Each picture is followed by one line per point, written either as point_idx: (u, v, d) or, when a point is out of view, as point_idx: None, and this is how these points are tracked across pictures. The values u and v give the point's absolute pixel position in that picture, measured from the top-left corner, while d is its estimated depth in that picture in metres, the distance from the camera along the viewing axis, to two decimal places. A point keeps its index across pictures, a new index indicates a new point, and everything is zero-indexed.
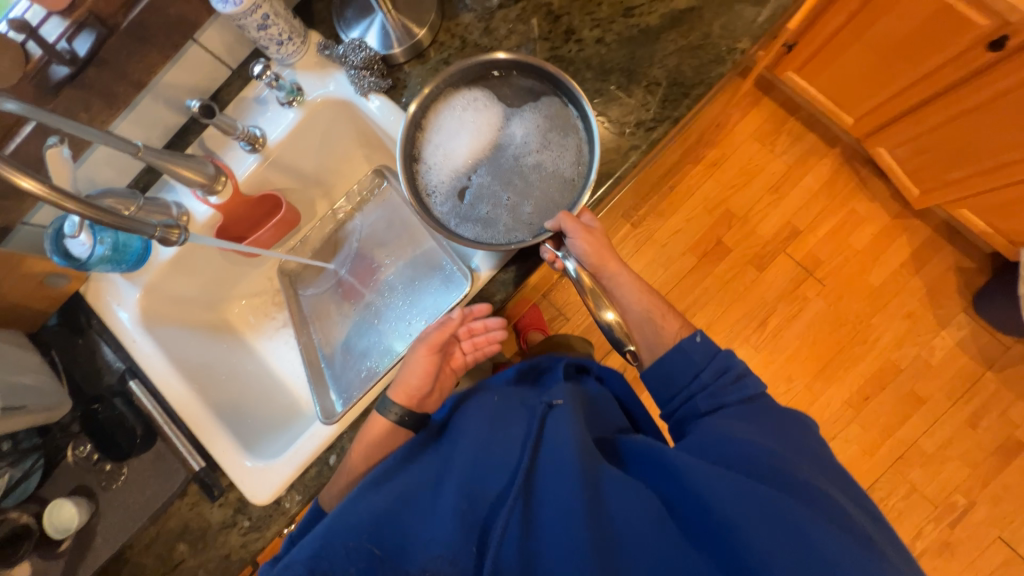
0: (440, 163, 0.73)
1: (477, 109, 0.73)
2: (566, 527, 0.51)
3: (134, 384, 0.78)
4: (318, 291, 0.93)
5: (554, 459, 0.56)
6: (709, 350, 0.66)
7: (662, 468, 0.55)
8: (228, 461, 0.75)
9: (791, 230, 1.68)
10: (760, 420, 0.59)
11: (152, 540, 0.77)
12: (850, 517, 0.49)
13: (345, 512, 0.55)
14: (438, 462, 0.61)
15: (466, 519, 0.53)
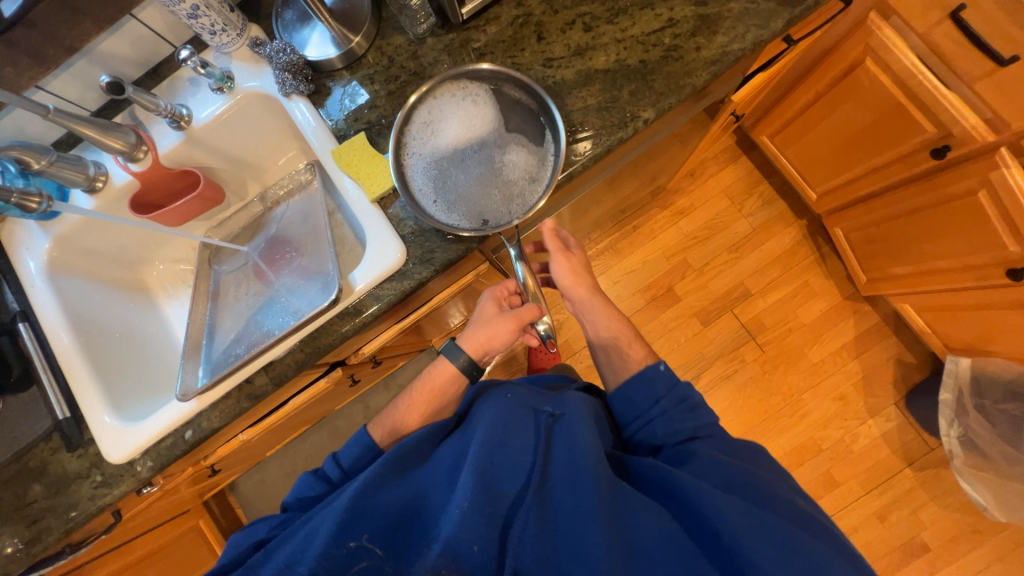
0: (431, 129, 0.74)
1: (470, 112, 0.74)
2: (580, 520, 0.58)
3: (23, 328, 0.82)
4: (229, 269, 0.96)
5: (563, 464, 0.63)
6: (670, 380, 0.75)
7: (664, 484, 0.63)
8: (92, 416, 0.79)
9: (742, 291, 1.69)
10: (737, 452, 0.69)
11: (12, 476, 0.81)
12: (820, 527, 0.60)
13: (359, 509, 0.59)
14: (444, 465, 0.66)
15: (477, 520, 0.58)
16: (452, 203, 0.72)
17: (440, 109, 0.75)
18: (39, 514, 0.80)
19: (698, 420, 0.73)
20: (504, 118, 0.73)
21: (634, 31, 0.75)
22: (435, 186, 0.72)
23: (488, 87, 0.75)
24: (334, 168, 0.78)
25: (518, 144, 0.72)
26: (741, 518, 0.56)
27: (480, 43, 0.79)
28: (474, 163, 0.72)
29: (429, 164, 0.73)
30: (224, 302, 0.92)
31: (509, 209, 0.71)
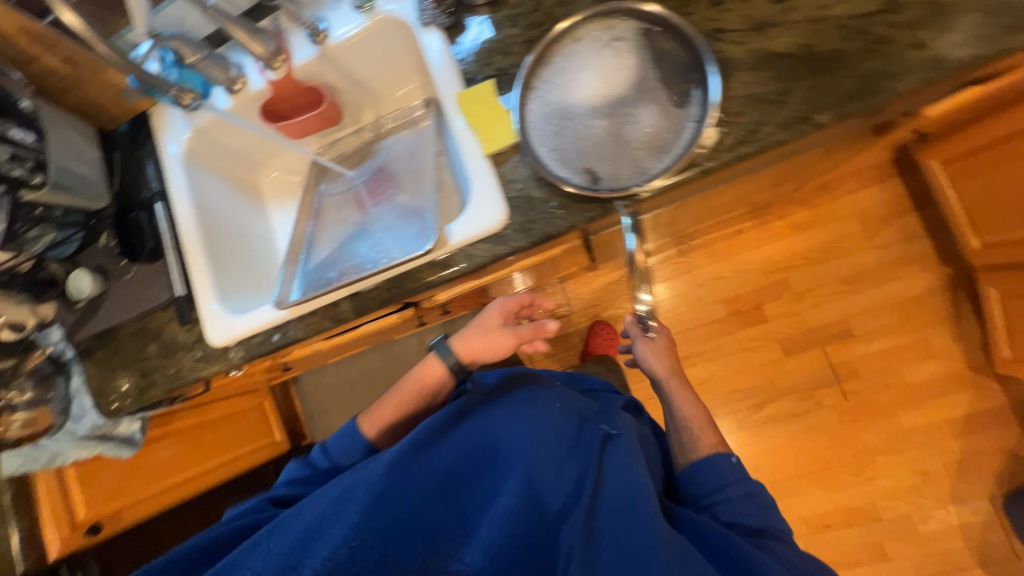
0: (559, 73, 0.68)
1: (612, 54, 0.66)
2: (625, 559, 0.57)
3: (159, 207, 0.91)
4: (332, 191, 0.99)
5: (611, 495, 0.62)
6: (738, 473, 0.72)
7: (719, 547, 0.61)
8: (202, 300, 0.87)
9: (843, 329, 1.50)
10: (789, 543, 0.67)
11: (135, 332, 0.94)
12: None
13: (384, 496, 0.60)
14: (477, 454, 0.65)
15: (516, 526, 0.59)
16: (569, 157, 0.66)
17: (580, 48, 0.68)
18: (151, 369, 0.93)
19: (755, 504, 0.70)
20: (651, 66, 0.65)
21: (838, 10, 0.62)
22: (558, 134, 0.67)
23: (638, 29, 0.66)
24: (454, 112, 0.75)
25: (662, 98, 0.64)
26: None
27: None
28: (602, 115, 0.65)
29: (551, 110, 0.68)
30: (322, 224, 0.95)
31: (632, 173, 0.64)
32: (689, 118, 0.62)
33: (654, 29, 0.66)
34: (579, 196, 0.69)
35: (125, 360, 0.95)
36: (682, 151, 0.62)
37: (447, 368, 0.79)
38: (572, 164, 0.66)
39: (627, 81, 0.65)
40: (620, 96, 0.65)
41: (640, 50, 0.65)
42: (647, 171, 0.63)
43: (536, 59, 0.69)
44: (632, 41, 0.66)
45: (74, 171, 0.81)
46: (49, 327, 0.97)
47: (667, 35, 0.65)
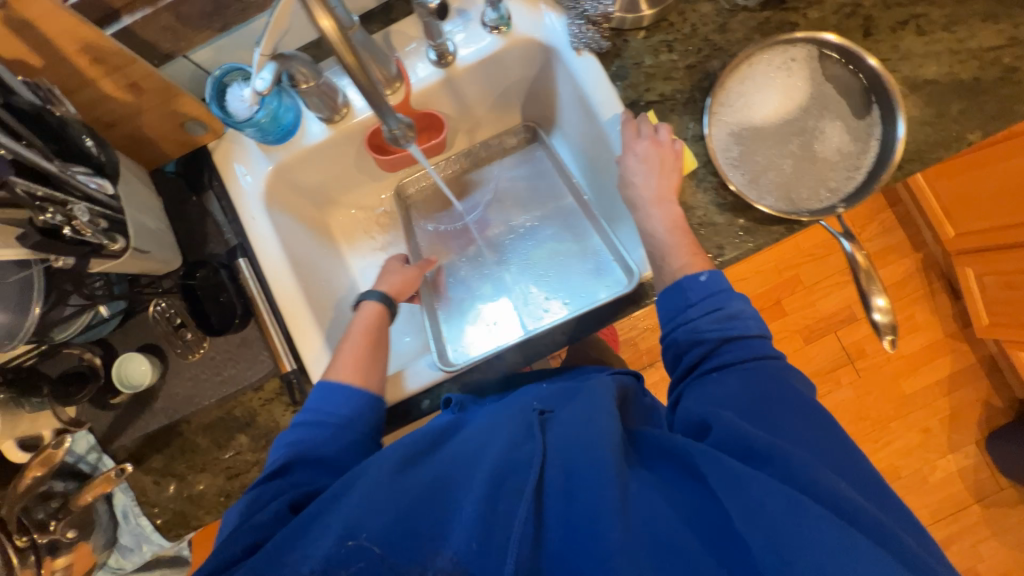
0: (738, 100, 0.70)
1: (786, 81, 0.70)
2: (586, 507, 0.43)
3: (243, 263, 0.73)
4: (437, 228, 0.92)
5: (563, 448, 0.48)
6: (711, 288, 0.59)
7: (679, 459, 0.49)
8: (319, 372, 0.71)
9: (848, 314, 1.69)
10: (791, 413, 0.51)
11: (214, 422, 0.74)
12: (858, 514, 0.43)
13: (364, 499, 0.46)
14: (456, 460, 0.50)
15: (479, 497, 0.44)
16: (761, 181, 0.69)
17: (754, 75, 0.70)
18: (243, 467, 0.73)
19: (731, 388, 0.54)
20: (825, 94, 0.70)
21: (972, 44, 0.70)
22: (747, 160, 0.69)
23: (808, 56, 0.70)
24: (616, 137, 0.72)
25: (844, 124, 0.69)
26: (752, 490, 0.43)
27: (799, 26, 0.72)
28: (786, 144, 0.69)
29: (734, 137, 0.70)
30: (446, 265, 0.89)
31: (826, 195, 0.68)
32: (872, 142, 0.68)
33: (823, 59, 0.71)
34: (768, 220, 0.68)
35: (200, 461, 0.74)
36: (885, 170, 0.64)
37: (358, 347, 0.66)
38: (765, 187, 0.69)
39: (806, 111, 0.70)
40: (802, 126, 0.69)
41: (814, 81, 0.70)
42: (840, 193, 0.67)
43: (717, 86, 0.69)
44: (804, 71, 0.70)
45: (146, 225, 0.61)
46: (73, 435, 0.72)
47: (837, 66, 0.70)
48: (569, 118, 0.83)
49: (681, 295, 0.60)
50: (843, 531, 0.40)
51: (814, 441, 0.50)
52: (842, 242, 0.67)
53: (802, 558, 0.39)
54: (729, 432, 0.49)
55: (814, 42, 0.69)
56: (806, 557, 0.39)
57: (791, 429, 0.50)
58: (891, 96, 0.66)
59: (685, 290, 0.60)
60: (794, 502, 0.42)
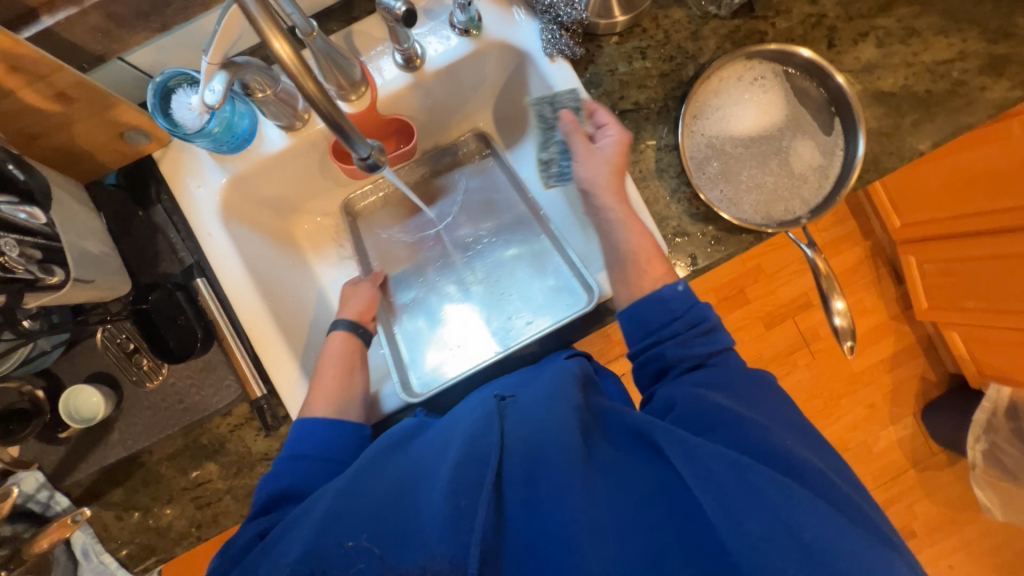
0: (711, 111, 0.72)
1: (756, 94, 0.72)
2: (554, 488, 0.44)
3: (202, 283, 0.69)
4: (406, 236, 0.88)
5: (525, 437, 0.48)
6: (687, 300, 0.61)
7: (643, 436, 0.49)
8: (292, 395, 0.69)
9: (807, 300, 1.77)
10: (741, 392, 0.55)
11: (179, 451, 0.70)
12: (797, 467, 0.47)
13: (341, 505, 0.44)
14: (424, 456, 0.50)
15: (455, 488, 0.43)
16: (732, 193, 0.71)
17: (727, 91, 0.72)
18: (214, 496, 0.71)
19: (687, 374, 0.57)
20: (794, 110, 0.72)
21: (925, 57, 0.73)
22: (722, 176, 0.71)
23: (777, 71, 0.72)
24: (591, 147, 0.71)
25: (812, 140, 0.72)
26: (701, 455, 0.45)
27: (767, 35, 0.73)
28: (754, 155, 0.72)
29: (707, 148, 0.72)
30: (406, 285, 0.85)
31: (792, 206, 0.71)
32: (834, 155, 0.71)
33: (790, 70, 0.72)
34: (737, 228, 0.70)
35: (166, 492, 0.70)
36: (845, 183, 0.68)
37: (326, 390, 0.64)
38: (736, 199, 0.71)
39: (772, 123, 0.72)
40: (770, 138, 0.72)
41: (781, 94, 0.72)
42: (803, 205, 0.71)
43: (692, 103, 0.70)
44: (771, 83, 0.72)
45: (86, 251, 0.56)
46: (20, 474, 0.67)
47: (804, 78, 0.72)
48: (543, 123, 0.81)
49: (659, 304, 0.61)
50: (782, 485, 0.43)
51: (761, 410, 0.53)
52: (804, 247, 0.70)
53: (748, 515, 0.42)
54: (684, 406, 0.53)
55: (781, 59, 0.72)
56: (750, 513, 0.42)
57: (742, 401, 0.54)
58: (853, 111, 0.68)
59: (664, 301, 0.61)
60: (739, 462, 0.45)
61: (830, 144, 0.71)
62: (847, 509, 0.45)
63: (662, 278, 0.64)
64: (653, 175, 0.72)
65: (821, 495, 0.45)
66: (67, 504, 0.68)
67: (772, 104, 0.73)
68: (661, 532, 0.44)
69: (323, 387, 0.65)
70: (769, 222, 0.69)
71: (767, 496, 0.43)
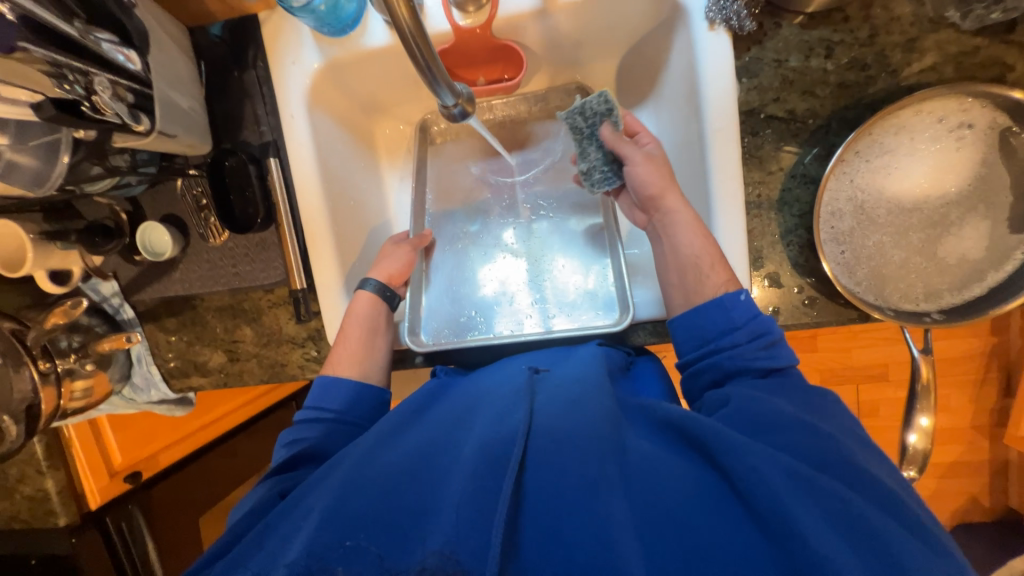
0: (880, 150, 0.56)
1: (950, 146, 0.55)
2: (582, 475, 0.42)
3: (272, 163, 0.69)
4: (481, 174, 0.83)
5: (553, 420, 0.47)
6: (750, 310, 0.54)
7: (683, 433, 0.46)
8: (327, 297, 0.71)
9: (881, 372, 1.50)
10: (806, 398, 0.49)
11: (225, 306, 0.77)
12: (867, 480, 0.41)
13: (356, 475, 0.45)
14: (441, 430, 0.51)
15: (474, 470, 0.43)
16: (855, 258, 0.58)
17: (915, 131, 0.55)
18: (243, 355, 0.78)
19: (741, 370, 0.52)
20: (988, 185, 0.55)
21: None
22: (856, 235, 0.58)
23: (996, 128, 0.53)
24: (713, 149, 0.59)
25: (991, 230, 0.55)
26: (751, 457, 0.40)
27: (1011, 71, 0.54)
28: (908, 222, 0.57)
29: (851, 194, 0.57)
30: (450, 228, 0.80)
31: (920, 300, 0.57)
32: (1014, 258, 0.54)
33: (1019, 130, 0.53)
34: (840, 297, 0.59)
35: (209, 337, 0.79)
36: (1004, 303, 0.53)
37: (352, 353, 0.65)
38: (856, 266, 0.58)
39: (953, 191, 0.56)
40: (939, 208, 0.56)
41: (987, 158, 0.54)
42: (937, 306, 0.56)
43: (864, 135, 0.55)
44: (980, 140, 0.54)
45: (175, 104, 0.57)
46: (97, 280, 0.77)
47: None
48: (670, 99, 0.69)
49: (719, 307, 0.55)
50: (844, 502, 0.39)
51: (832, 423, 0.47)
52: (914, 346, 0.57)
53: (808, 521, 0.37)
54: (741, 409, 0.47)
55: (1018, 112, 0.52)
56: (813, 523, 0.37)
57: (809, 408, 0.48)
58: None
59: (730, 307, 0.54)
60: (793, 470, 0.40)
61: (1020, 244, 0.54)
62: (932, 542, 0.38)
63: (725, 286, 0.57)
64: (771, 206, 0.61)
65: (893, 514, 0.39)
66: (132, 316, 0.78)
67: (968, 166, 0.55)
68: (712, 533, 0.38)
69: (348, 346, 0.65)
70: (882, 307, 0.56)
71: (826, 507, 0.38)
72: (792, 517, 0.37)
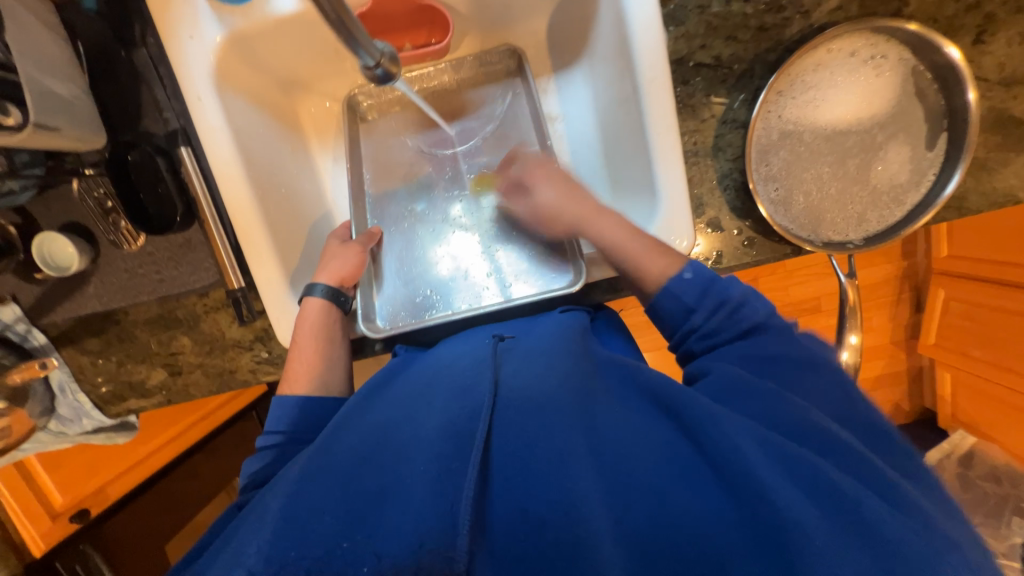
0: (800, 91, 0.60)
1: (859, 81, 0.59)
2: (556, 439, 0.42)
3: (186, 153, 0.62)
4: (421, 146, 0.79)
5: (522, 389, 0.47)
6: (703, 281, 0.57)
7: (660, 401, 0.48)
8: (270, 294, 0.66)
9: (815, 305, 1.64)
10: (782, 370, 0.50)
11: (155, 318, 0.70)
12: (835, 444, 0.42)
13: (314, 467, 0.43)
14: (402, 413, 0.49)
15: (444, 443, 0.42)
16: (786, 197, 0.62)
17: (829, 69, 0.59)
18: (185, 367, 0.72)
19: (732, 338, 0.54)
20: (898, 116, 0.60)
21: None
22: (785, 174, 0.61)
23: (905, 63, 0.59)
24: (647, 101, 0.60)
25: (902, 158, 0.60)
26: (725, 424, 0.43)
27: (907, 6, 0.58)
28: (829, 157, 0.61)
29: (777, 137, 0.61)
30: (395, 208, 0.77)
31: (845, 228, 0.62)
32: (921, 181, 0.60)
33: (914, 63, 0.58)
34: (776, 235, 0.63)
35: (141, 353, 0.72)
36: (918, 220, 0.58)
37: (311, 363, 0.61)
38: (788, 205, 0.62)
39: (865, 124, 0.60)
40: (854, 141, 0.61)
41: (892, 90, 0.59)
42: (861, 231, 0.62)
43: (784, 76, 0.58)
44: (883, 73, 0.59)
45: (52, 91, 0.50)
46: None
47: (928, 77, 0.59)
48: (602, 55, 0.69)
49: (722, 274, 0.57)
50: (808, 460, 0.40)
51: (805, 390, 0.49)
52: (841, 273, 0.61)
53: (773, 479, 0.39)
54: (720, 379, 0.50)
55: (919, 47, 0.57)
56: (776, 480, 0.38)
57: (785, 381, 0.50)
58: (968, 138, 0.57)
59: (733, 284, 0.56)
60: (758, 432, 0.43)
61: (923, 167, 0.60)
62: (903, 502, 0.39)
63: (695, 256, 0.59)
64: (707, 153, 0.63)
65: (863, 478, 0.41)
66: (45, 341, 0.70)
67: (878, 99, 0.60)
68: (684, 500, 0.39)
69: (306, 357, 0.61)
70: (812, 239, 0.61)
71: (793, 464, 0.40)
72: (758, 474, 0.39)
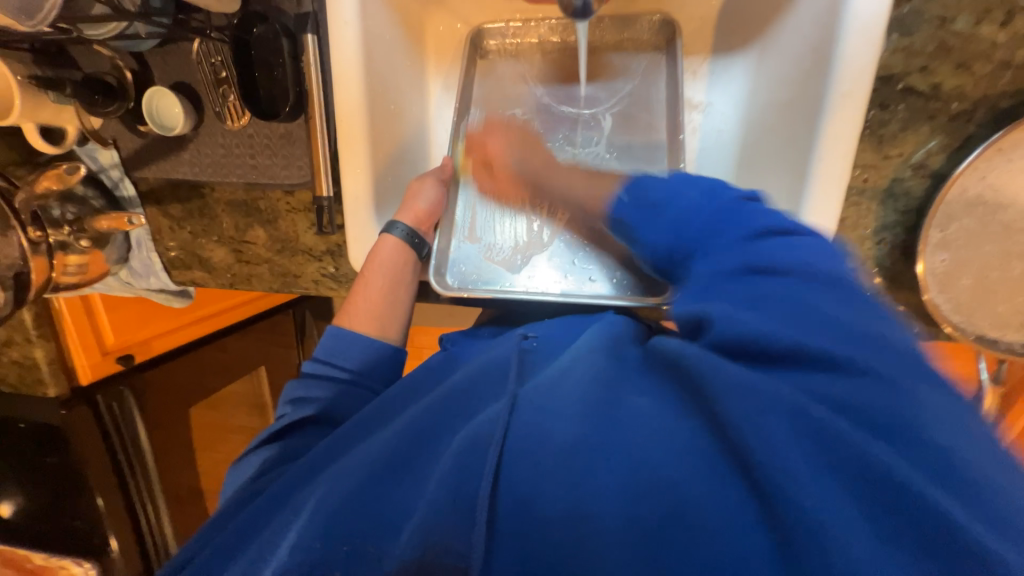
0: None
1: None
2: (564, 442, 0.34)
3: (311, 40, 0.59)
4: (544, 100, 0.72)
5: (549, 386, 0.39)
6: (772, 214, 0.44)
7: (691, 388, 0.34)
8: (354, 211, 0.63)
9: None
10: (800, 295, 0.36)
11: (238, 202, 0.70)
12: (916, 447, 0.28)
13: (340, 468, 0.40)
14: (435, 401, 0.44)
15: (467, 439, 0.36)
16: (952, 274, 0.53)
17: None
18: (254, 258, 0.72)
19: (723, 259, 0.41)
20: None
21: None
22: (963, 247, 0.52)
23: None
24: (834, 108, 0.50)
25: None
26: (770, 431, 0.29)
27: None
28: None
29: (973, 202, 0.51)
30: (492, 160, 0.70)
31: (1008, 329, 0.53)
32: None
33: None
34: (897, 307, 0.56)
35: (216, 231, 0.72)
36: None
37: (373, 297, 0.60)
38: (952, 284, 0.53)
39: None
40: None
41: None
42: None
43: (1016, 131, 0.47)
44: None
45: None
46: (94, 145, 0.68)
47: None
48: (783, 48, 0.58)
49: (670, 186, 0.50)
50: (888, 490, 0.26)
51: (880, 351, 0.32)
52: (982, 372, 0.56)
53: (832, 525, 0.26)
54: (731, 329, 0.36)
55: None
56: (841, 524, 0.26)
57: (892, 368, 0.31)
58: None
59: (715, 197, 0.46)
60: (815, 436, 0.29)
61: None
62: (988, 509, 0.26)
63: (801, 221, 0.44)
64: (876, 196, 0.54)
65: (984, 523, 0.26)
66: (133, 195, 0.71)
67: None
68: (712, 521, 0.29)
69: (370, 290, 0.60)
70: (965, 330, 0.53)
71: (844, 486, 0.27)
72: (803, 500, 0.27)
